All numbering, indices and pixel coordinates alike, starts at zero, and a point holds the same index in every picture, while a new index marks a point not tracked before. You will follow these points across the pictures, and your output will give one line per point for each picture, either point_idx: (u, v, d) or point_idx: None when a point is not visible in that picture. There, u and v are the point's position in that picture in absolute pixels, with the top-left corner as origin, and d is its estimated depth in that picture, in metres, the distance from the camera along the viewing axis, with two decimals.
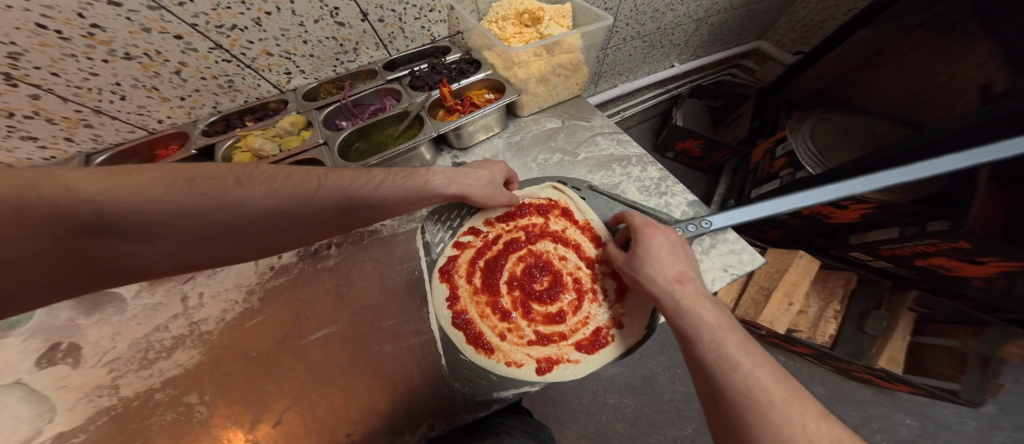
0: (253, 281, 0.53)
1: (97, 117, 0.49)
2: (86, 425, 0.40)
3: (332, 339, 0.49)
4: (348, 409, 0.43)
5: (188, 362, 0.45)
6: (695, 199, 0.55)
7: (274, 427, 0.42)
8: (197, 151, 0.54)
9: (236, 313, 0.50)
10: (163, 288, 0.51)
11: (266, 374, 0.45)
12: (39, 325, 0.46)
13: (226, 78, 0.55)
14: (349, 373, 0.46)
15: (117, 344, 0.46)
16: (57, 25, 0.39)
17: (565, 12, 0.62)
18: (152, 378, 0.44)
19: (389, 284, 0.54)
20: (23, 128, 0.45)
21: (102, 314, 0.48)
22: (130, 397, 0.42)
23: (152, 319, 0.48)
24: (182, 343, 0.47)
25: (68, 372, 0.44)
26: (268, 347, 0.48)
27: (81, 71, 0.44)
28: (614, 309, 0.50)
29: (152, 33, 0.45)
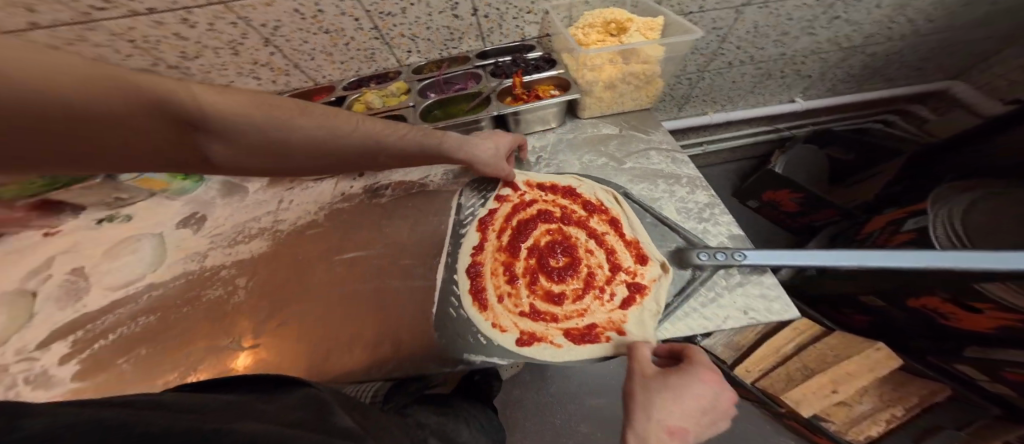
0: (327, 200, 0.71)
1: (295, 70, 0.74)
2: (169, 282, 0.64)
3: (357, 261, 0.61)
4: (337, 329, 0.53)
5: (256, 249, 0.66)
6: (739, 234, 0.49)
7: (278, 324, 0.55)
8: (334, 99, 0.74)
9: (306, 220, 0.68)
10: (272, 191, 0.74)
11: (300, 276, 0.60)
12: (193, 198, 0.77)
13: (372, 51, 0.73)
14: (353, 297, 0.56)
15: (225, 223, 0.71)
16: (304, 8, 0.61)
17: (654, 25, 0.61)
18: (230, 256, 0.65)
19: (419, 230, 0.63)
20: (258, 69, 0.71)
21: (229, 198, 0.75)
22: (207, 268, 0.65)
23: (254, 210, 0.72)
24: (261, 235, 0.68)
25: (189, 234, 0.70)
26: (311, 256, 0.63)
27: (300, 40, 0.67)
28: (610, 312, 0.48)
29: (345, 16, 0.64)
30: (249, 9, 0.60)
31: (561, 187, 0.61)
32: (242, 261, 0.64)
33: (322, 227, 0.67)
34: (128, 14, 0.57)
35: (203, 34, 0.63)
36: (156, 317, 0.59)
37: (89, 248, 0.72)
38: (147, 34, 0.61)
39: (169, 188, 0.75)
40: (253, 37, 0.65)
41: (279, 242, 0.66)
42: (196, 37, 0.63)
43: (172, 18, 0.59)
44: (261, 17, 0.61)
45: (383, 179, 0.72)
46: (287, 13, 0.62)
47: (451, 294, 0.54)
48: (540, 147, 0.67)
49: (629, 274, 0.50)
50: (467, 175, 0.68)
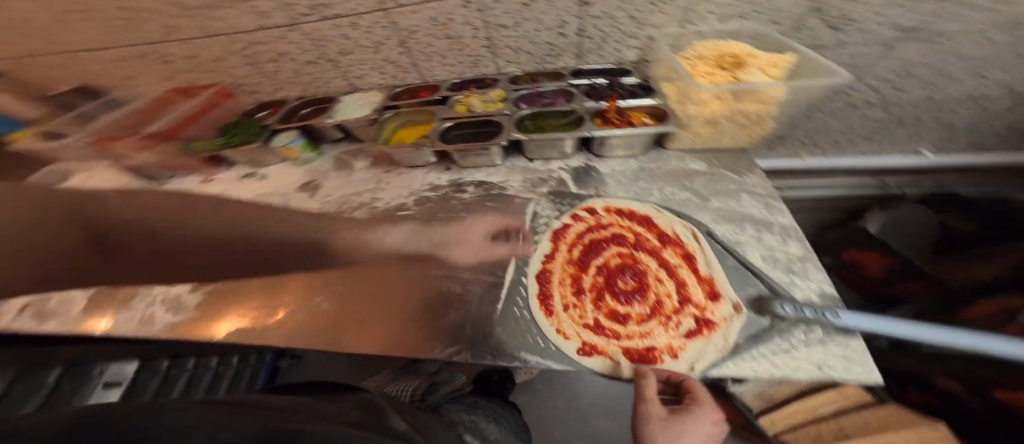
0: (417, 189, 0.80)
1: (414, 67, 0.86)
2: None
3: (434, 247, 0.69)
4: (404, 308, 0.61)
5: (355, 222, 0.78)
6: (831, 293, 0.50)
7: (354, 292, 0.64)
8: (440, 97, 0.84)
9: (399, 202, 0.79)
10: (374, 170, 0.88)
11: (376, 255, 0.69)
12: (311, 169, 0.93)
13: (479, 58, 0.81)
14: (422, 281, 0.64)
15: (333, 193, 0.86)
16: (437, 17, 0.70)
17: (780, 63, 0.56)
18: (335, 222, 0.79)
19: (489, 229, 0.68)
20: (388, 61, 0.84)
21: (341, 172, 0.91)
22: None
23: (358, 185, 0.86)
24: (360, 209, 0.80)
25: (306, 197, 0.87)
26: (394, 234, 0.72)
27: (426, 43, 0.77)
28: (676, 340, 0.52)
29: (467, 26, 0.72)
30: (401, 17, 0.71)
31: (637, 214, 0.64)
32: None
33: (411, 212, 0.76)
34: (318, 19, 0.72)
35: (359, 35, 0.76)
36: None
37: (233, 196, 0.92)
38: (321, 33, 0.75)
39: (300, 157, 0.92)
40: (392, 39, 0.76)
41: (374, 219, 0.77)
42: (354, 37, 0.76)
43: (344, 23, 0.72)
44: (409, 23, 0.72)
45: (467, 177, 0.79)
46: (426, 20, 0.71)
47: (520, 293, 0.60)
48: (618, 171, 0.70)
49: (699, 309, 0.54)
50: (546, 185, 0.71)
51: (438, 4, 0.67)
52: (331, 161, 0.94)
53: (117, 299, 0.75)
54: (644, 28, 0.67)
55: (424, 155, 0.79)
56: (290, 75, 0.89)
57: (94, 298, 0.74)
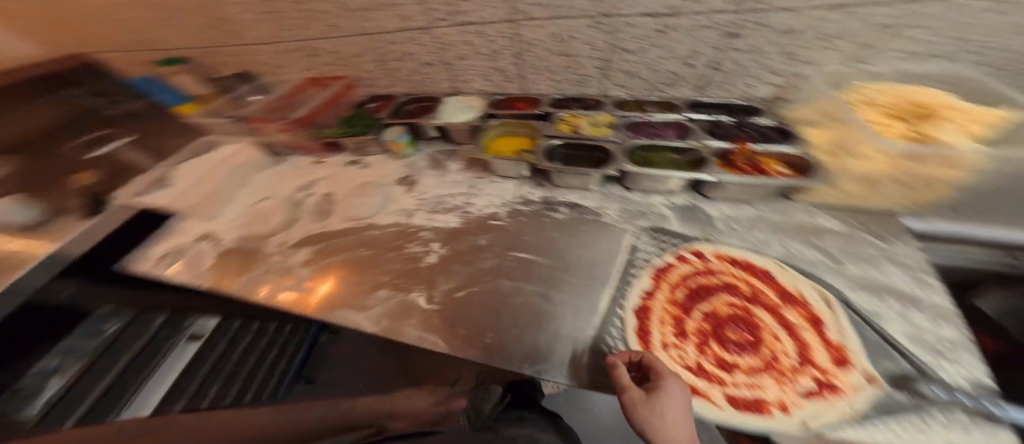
0: (510, 200, 0.81)
1: (521, 79, 0.86)
2: (387, 224, 0.87)
3: (528, 262, 0.71)
4: (505, 317, 0.64)
5: (451, 224, 0.82)
6: (988, 383, 0.40)
7: (461, 293, 0.70)
8: (539, 113, 0.83)
9: (494, 210, 0.81)
10: (466, 175, 0.91)
11: (474, 262, 0.73)
12: (409, 162, 1.00)
13: (586, 78, 0.78)
14: (522, 294, 0.66)
15: (431, 190, 0.91)
16: (560, 35, 0.69)
17: (994, 118, 0.45)
18: (431, 220, 0.84)
19: (589, 254, 0.68)
20: (500, 69, 0.86)
21: (435, 172, 0.96)
22: (410, 227, 0.84)
23: (450, 188, 0.89)
24: (454, 212, 0.84)
25: (404, 191, 0.93)
26: (490, 244, 0.75)
27: (540, 57, 0.77)
28: (788, 397, 0.43)
29: (587, 46, 0.70)
30: (527, 29, 0.70)
31: (755, 266, 0.57)
32: (440, 230, 0.81)
33: (502, 223, 0.78)
34: (452, 24, 0.76)
35: (482, 43, 0.78)
36: (369, 252, 0.83)
37: (339, 180, 1.02)
38: (450, 37, 0.80)
39: (401, 152, 0.99)
40: (509, 50, 0.78)
41: (469, 225, 0.80)
42: (478, 45, 0.79)
43: (473, 31, 0.75)
44: (532, 36, 0.72)
45: (559, 197, 0.77)
46: (549, 35, 0.70)
47: (612, 325, 0.57)
48: (730, 214, 0.64)
49: (821, 372, 0.44)
50: (644, 221, 0.67)
51: (563, 20, 0.66)
52: (427, 159, 1.00)
53: (241, 262, 0.87)
54: (793, 64, 0.61)
55: (519, 169, 0.80)
56: (408, 72, 0.97)
57: (228, 257, 0.89)
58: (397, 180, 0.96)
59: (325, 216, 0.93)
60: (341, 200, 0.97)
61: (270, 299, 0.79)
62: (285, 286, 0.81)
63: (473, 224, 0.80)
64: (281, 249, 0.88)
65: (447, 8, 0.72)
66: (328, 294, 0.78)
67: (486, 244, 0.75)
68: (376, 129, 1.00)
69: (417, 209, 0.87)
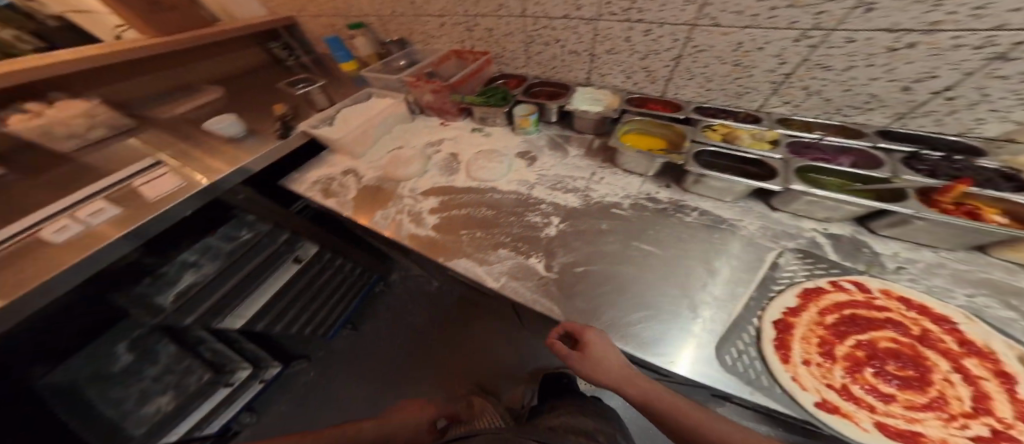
0: (636, 194, 0.82)
1: (671, 79, 0.88)
2: (510, 191, 0.94)
3: (649, 256, 0.72)
4: (621, 302, 0.67)
5: (574, 202, 0.86)
6: None
7: (575, 270, 0.74)
8: (684, 117, 0.83)
9: (614, 200, 0.83)
10: (588, 161, 0.94)
11: (593, 244, 0.77)
12: (529, 140, 1.06)
13: (751, 90, 0.82)
14: (639, 286, 0.68)
15: (550, 170, 0.96)
16: (744, 44, 0.73)
17: None
18: (552, 195, 0.89)
19: (720, 265, 0.66)
20: (648, 68, 0.89)
21: (557, 152, 1.00)
22: (533, 196, 0.91)
23: (573, 170, 0.93)
24: (580, 193, 0.87)
25: (525, 165, 0.99)
26: (609, 230, 0.78)
27: (708, 62, 0.80)
28: (955, 438, 0.43)
29: (774, 58, 0.73)
30: (703, 34, 0.75)
31: (932, 311, 0.53)
32: (561, 206, 0.86)
33: (625, 213, 0.79)
34: (621, 19, 0.81)
35: (643, 41, 0.83)
36: (490, 212, 0.91)
37: (467, 143, 1.12)
38: (609, 32, 0.86)
39: (524, 128, 1.05)
40: (671, 52, 0.82)
41: (589, 207, 0.83)
42: (637, 42, 0.84)
43: (644, 29, 0.80)
44: (704, 41, 0.76)
45: (691, 201, 0.77)
46: (729, 43, 0.74)
47: (747, 331, 0.58)
48: (902, 256, 0.61)
49: (1001, 424, 0.43)
50: (792, 241, 0.66)
51: (761, 30, 0.69)
52: (547, 141, 1.05)
53: (379, 200, 1.02)
54: None
55: (649, 167, 0.81)
56: (548, 56, 1.06)
57: (372, 191, 1.06)
58: (518, 154, 1.03)
59: (452, 173, 1.04)
60: (466, 162, 1.07)
61: (408, 232, 0.92)
62: (416, 227, 0.93)
63: (593, 208, 0.83)
64: (413, 194, 1.01)
65: (625, 6, 0.78)
66: (448, 243, 0.87)
67: (608, 230, 0.78)
68: (507, 104, 1.07)
69: (539, 183, 0.93)
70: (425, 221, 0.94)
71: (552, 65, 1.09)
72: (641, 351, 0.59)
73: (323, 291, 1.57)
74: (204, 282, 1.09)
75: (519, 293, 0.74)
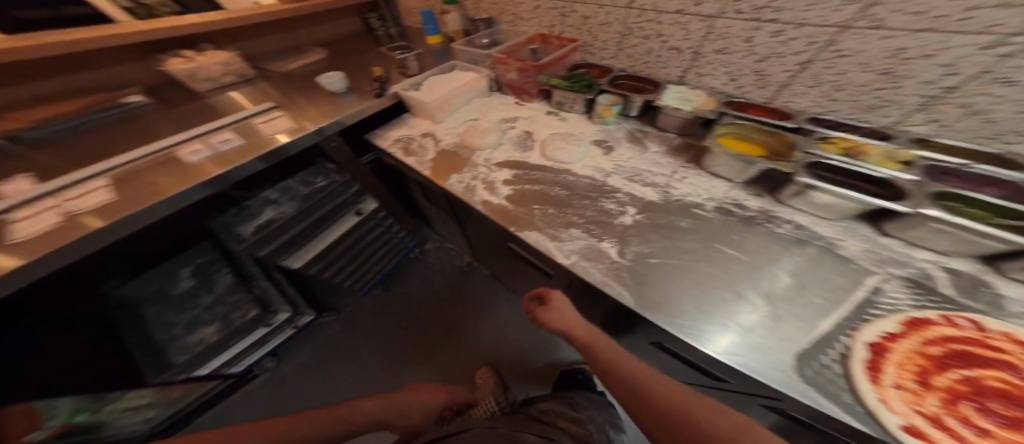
0: (721, 198, 0.80)
1: (798, 82, 0.85)
2: (583, 176, 0.94)
3: (732, 260, 0.70)
4: (696, 298, 0.67)
5: (653, 196, 0.84)
6: None
7: (649, 260, 0.74)
8: (796, 126, 0.81)
9: (695, 201, 0.81)
10: (671, 159, 0.92)
11: (669, 240, 0.76)
12: (606, 129, 1.05)
13: (888, 103, 0.77)
14: (718, 287, 0.68)
15: (628, 161, 0.94)
16: (904, 50, 0.68)
17: None
18: (631, 185, 0.88)
19: (812, 280, 0.65)
20: (770, 71, 0.87)
21: (638, 144, 0.99)
22: (609, 184, 0.90)
23: (653, 165, 0.91)
24: (667, 187, 0.85)
25: (600, 154, 0.98)
26: (688, 229, 0.76)
27: (846, 69, 0.76)
28: None
29: (937, 68, 0.66)
30: (855, 37, 0.71)
31: None
32: (637, 198, 0.85)
33: (709, 214, 0.78)
34: (748, 18, 0.81)
35: (768, 42, 0.82)
36: (563, 192, 0.91)
37: (544, 125, 1.13)
38: (725, 30, 0.86)
39: (604, 117, 1.04)
40: (802, 55, 0.80)
41: (669, 203, 0.81)
42: (759, 43, 0.83)
43: (772, 27, 0.79)
44: (853, 45, 0.72)
45: (784, 213, 0.75)
46: (885, 48, 0.69)
47: (835, 346, 0.56)
48: None
49: None
50: (900, 269, 0.63)
51: (940, 34, 0.63)
52: (625, 134, 1.03)
53: (454, 163, 1.09)
54: None
55: (741, 172, 0.79)
56: (643, 51, 1.05)
57: (451, 157, 1.12)
58: (594, 142, 1.02)
59: (526, 150, 1.06)
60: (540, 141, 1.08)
61: (481, 198, 0.96)
62: (489, 194, 0.96)
63: (671, 205, 0.81)
64: (488, 164, 1.04)
65: (759, 5, 0.77)
66: (518, 215, 0.89)
67: (687, 228, 0.76)
68: (591, 93, 1.07)
69: (614, 172, 0.92)
70: (499, 190, 0.96)
71: (643, 60, 1.08)
72: (718, 349, 0.59)
73: (370, 248, 1.75)
74: (280, 219, 1.31)
75: (591, 275, 0.74)
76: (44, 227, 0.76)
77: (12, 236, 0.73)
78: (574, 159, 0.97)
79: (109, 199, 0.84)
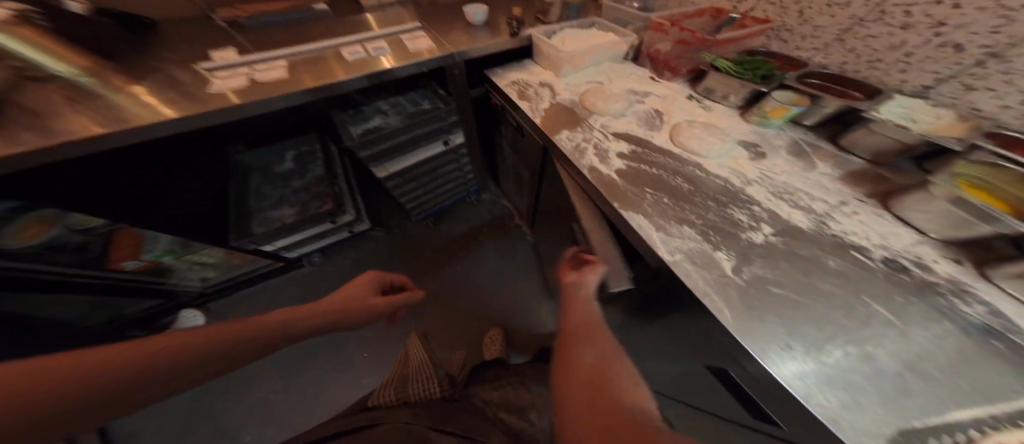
0: (897, 249, 0.66)
1: None
2: (714, 175, 0.82)
3: (875, 316, 0.59)
4: (820, 338, 0.57)
5: (800, 221, 0.71)
6: None
7: (778, 285, 0.63)
8: None
9: (854, 242, 0.68)
10: (836, 189, 0.77)
11: (809, 273, 0.64)
12: (756, 135, 0.92)
13: None
14: (852, 337, 0.57)
15: (778, 176, 0.81)
16: None
17: None
18: (777, 201, 0.75)
19: (989, 372, 0.51)
20: None
21: (796, 161, 0.84)
22: (745, 193, 0.77)
23: (814, 187, 0.78)
24: (823, 215, 0.72)
25: (745, 158, 0.85)
26: (839, 269, 0.64)
27: None
28: None
29: None
30: None
31: None
32: (778, 218, 0.72)
33: (870, 263, 0.65)
34: None
35: None
36: (688, 185, 0.80)
37: (682, 110, 1.01)
38: None
39: (768, 117, 0.90)
40: None
41: (820, 237, 0.69)
42: None
43: None
44: None
45: (980, 291, 0.60)
46: None
47: (955, 435, 0.45)
48: None
49: None
50: None
51: None
52: (780, 147, 0.88)
53: (568, 119, 1.02)
54: None
55: (948, 227, 0.63)
56: (889, 44, 0.87)
57: (563, 114, 1.05)
58: (741, 143, 0.89)
59: (652, 129, 0.95)
60: (671, 124, 0.96)
61: (588, 163, 0.88)
62: (597, 162, 0.87)
63: (821, 239, 0.69)
64: (604, 130, 0.95)
65: None
66: (625, 193, 0.80)
67: (835, 270, 0.64)
68: (766, 84, 0.90)
69: (759, 181, 0.80)
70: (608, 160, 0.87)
71: (878, 56, 0.90)
72: (805, 393, 0.51)
73: (439, 179, 1.90)
74: (387, 130, 1.47)
75: (695, 282, 0.64)
76: (234, 86, 1.04)
77: (217, 87, 1.02)
78: (712, 153, 0.85)
79: (281, 77, 1.09)
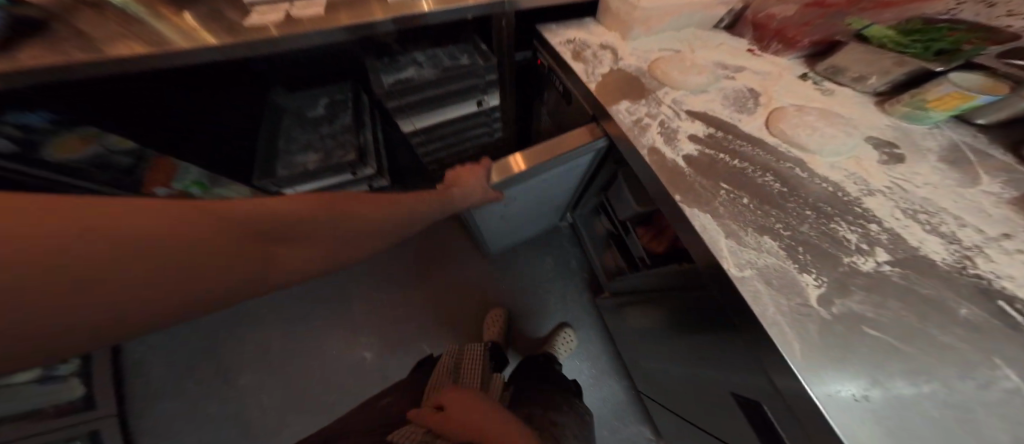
0: None
1: None
2: (817, 177, 0.66)
3: (1009, 388, 0.45)
4: (921, 399, 0.44)
5: (929, 252, 0.56)
6: None
7: (881, 324, 0.50)
8: None
9: (1009, 290, 0.52)
10: (988, 220, 0.60)
11: (931, 320, 0.50)
12: (880, 137, 0.74)
13: None
14: (966, 405, 0.44)
15: (905, 191, 0.64)
16: None
17: None
18: (898, 221, 0.59)
19: None
20: None
21: (932, 175, 0.67)
22: (859, 204, 0.62)
23: (961, 211, 0.61)
24: (968, 250, 0.56)
25: (867, 162, 0.69)
26: (974, 321, 0.50)
27: None
28: None
29: None
30: None
31: None
32: (902, 244, 0.57)
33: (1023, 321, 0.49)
34: None
35: None
36: (783, 189, 0.64)
37: (787, 93, 0.82)
38: None
39: (922, 109, 0.72)
40: None
41: (954, 276, 0.53)
42: None
43: None
44: None
45: None
46: None
47: None
48: None
49: None
50: None
51: None
52: (912, 156, 0.70)
53: (633, 90, 0.86)
54: None
55: None
56: None
57: (626, 83, 0.88)
58: (873, 140, 0.73)
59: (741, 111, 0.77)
60: (769, 108, 0.78)
61: (649, 142, 0.73)
62: (660, 141, 0.73)
63: (952, 278, 0.53)
64: (676, 106, 0.79)
65: None
66: (693, 184, 0.66)
67: (966, 321, 0.49)
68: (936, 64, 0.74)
69: (876, 193, 0.64)
70: (674, 141, 0.72)
71: None
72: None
73: (467, 143, 1.81)
74: (417, 81, 1.34)
75: (764, 307, 0.52)
76: (270, 18, 0.93)
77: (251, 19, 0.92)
78: (821, 148, 0.68)
79: (319, 12, 0.97)
